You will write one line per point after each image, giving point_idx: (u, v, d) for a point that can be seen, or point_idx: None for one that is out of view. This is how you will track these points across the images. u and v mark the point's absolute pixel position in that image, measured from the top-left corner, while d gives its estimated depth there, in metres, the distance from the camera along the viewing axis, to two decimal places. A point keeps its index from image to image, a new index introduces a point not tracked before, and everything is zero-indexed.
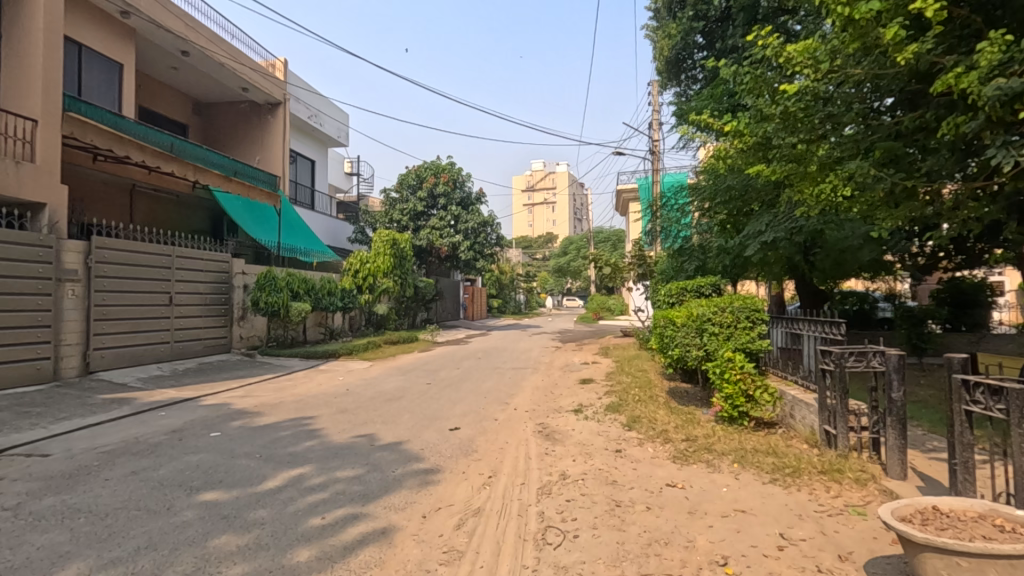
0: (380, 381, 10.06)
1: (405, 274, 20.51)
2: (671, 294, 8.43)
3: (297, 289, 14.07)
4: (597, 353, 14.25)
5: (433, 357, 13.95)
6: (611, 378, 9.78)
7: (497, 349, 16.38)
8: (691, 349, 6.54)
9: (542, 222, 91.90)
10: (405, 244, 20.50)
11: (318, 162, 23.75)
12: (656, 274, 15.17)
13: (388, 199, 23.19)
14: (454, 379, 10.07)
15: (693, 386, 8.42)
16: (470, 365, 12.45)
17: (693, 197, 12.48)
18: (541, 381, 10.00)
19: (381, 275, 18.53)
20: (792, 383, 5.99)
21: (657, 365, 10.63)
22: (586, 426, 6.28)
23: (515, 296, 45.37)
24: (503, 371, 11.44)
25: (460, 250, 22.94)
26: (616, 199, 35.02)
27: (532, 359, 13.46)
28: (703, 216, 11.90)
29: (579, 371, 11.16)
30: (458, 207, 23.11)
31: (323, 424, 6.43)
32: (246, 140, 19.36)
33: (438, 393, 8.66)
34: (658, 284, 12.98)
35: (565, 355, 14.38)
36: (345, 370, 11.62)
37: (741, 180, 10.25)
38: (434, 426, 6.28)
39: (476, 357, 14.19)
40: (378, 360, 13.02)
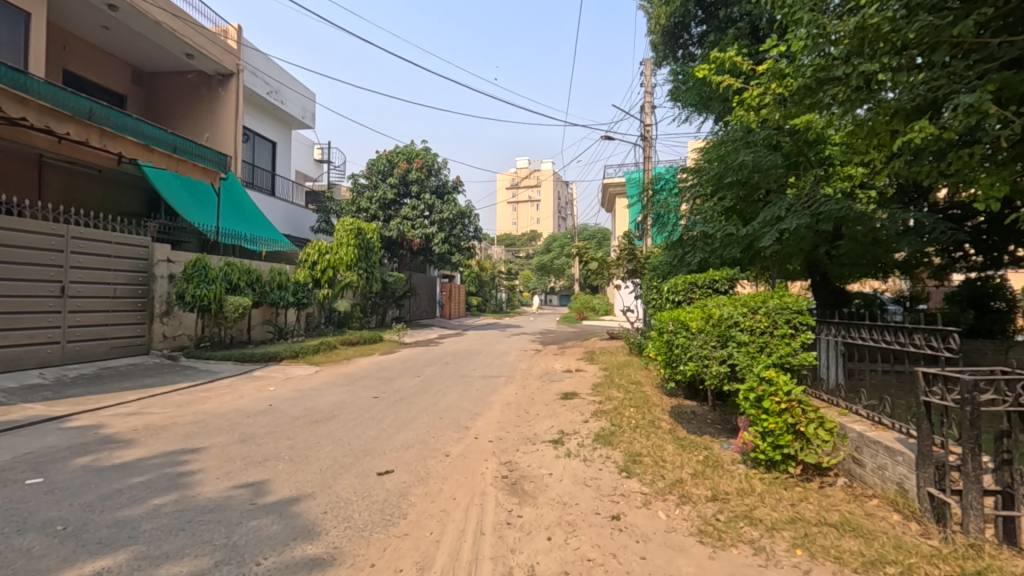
0: (318, 393, 8.22)
1: (371, 267, 18.78)
2: (674, 291, 6.73)
3: (237, 281, 12.16)
4: (581, 360, 12.55)
5: (394, 362, 12.11)
6: (599, 393, 8.08)
7: (470, 352, 14.57)
8: (709, 365, 4.84)
9: (525, 219, 90.13)
10: (371, 235, 18.81)
11: (280, 144, 21.73)
12: (649, 271, 13.56)
13: (356, 185, 21.28)
14: (409, 392, 8.28)
15: (702, 408, 6.74)
16: (434, 372, 10.64)
17: (692, 181, 10.87)
18: (515, 394, 8.29)
19: (343, 268, 16.85)
20: (848, 412, 4.35)
21: (653, 376, 8.95)
22: (567, 468, 4.58)
23: (496, 295, 43.55)
24: (470, 380, 9.66)
25: (434, 243, 21.10)
26: (603, 194, 33.45)
27: (508, 366, 11.71)
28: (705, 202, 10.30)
29: (561, 381, 9.43)
30: (432, 196, 21.31)
31: (202, 464, 4.62)
32: (194, 115, 17.34)
33: (383, 412, 6.88)
34: (652, 283, 11.27)
35: (546, 361, 12.70)
36: (282, 377, 9.74)
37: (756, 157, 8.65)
38: (357, 470, 4.51)
39: (444, 362, 12.38)
40: (327, 365, 11.20)
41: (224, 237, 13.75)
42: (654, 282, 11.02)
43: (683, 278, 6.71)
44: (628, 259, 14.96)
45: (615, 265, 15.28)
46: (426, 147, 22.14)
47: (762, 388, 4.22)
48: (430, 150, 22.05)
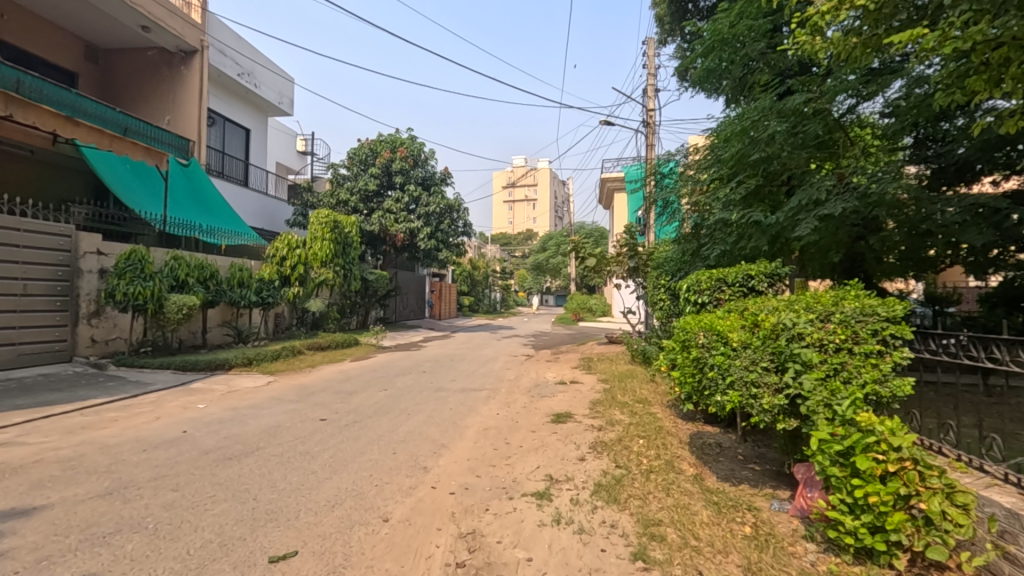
0: (257, 413, 6.73)
1: (348, 263, 17.36)
2: (696, 290, 5.24)
3: (185, 278, 10.68)
4: (576, 368, 11.10)
5: (363, 371, 10.64)
6: (598, 414, 6.62)
7: (453, 358, 13.14)
8: (759, 396, 3.40)
9: (521, 218, 88.61)
10: (350, 228, 17.30)
11: (254, 131, 20.21)
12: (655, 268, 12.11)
13: (335, 175, 19.78)
14: (367, 412, 6.79)
15: (732, 442, 5.29)
16: (406, 383, 9.16)
17: (700, 163, 9.40)
18: (498, 415, 6.81)
19: (317, 264, 15.56)
20: (972, 470, 2.92)
21: (662, 392, 7.50)
22: (555, 550, 3.12)
23: (490, 294, 42.09)
24: (446, 395, 8.17)
25: (419, 238, 19.60)
26: (601, 190, 32.11)
27: (493, 376, 10.23)
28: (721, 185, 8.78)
29: (553, 397, 7.97)
30: (418, 188, 19.82)
31: (17, 540, 3.13)
32: (154, 97, 15.86)
33: (324, 442, 5.39)
34: (657, 285, 9.74)
35: (538, 369, 11.23)
36: (223, 390, 8.25)
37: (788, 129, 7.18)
38: (243, 553, 3.04)
39: (421, 370, 10.91)
40: (284, 374, 9.71)
41: (174, 229, 12.19)
42: (661, 282, 9.50)
43: (706, 272, 5.25)
44: (630, 255, 13.47)
45: (616, 260, 13.77)
46: (411, 136, 20.68)
47: (851, 437, 2.77)
48: (415, 139, 20.60)
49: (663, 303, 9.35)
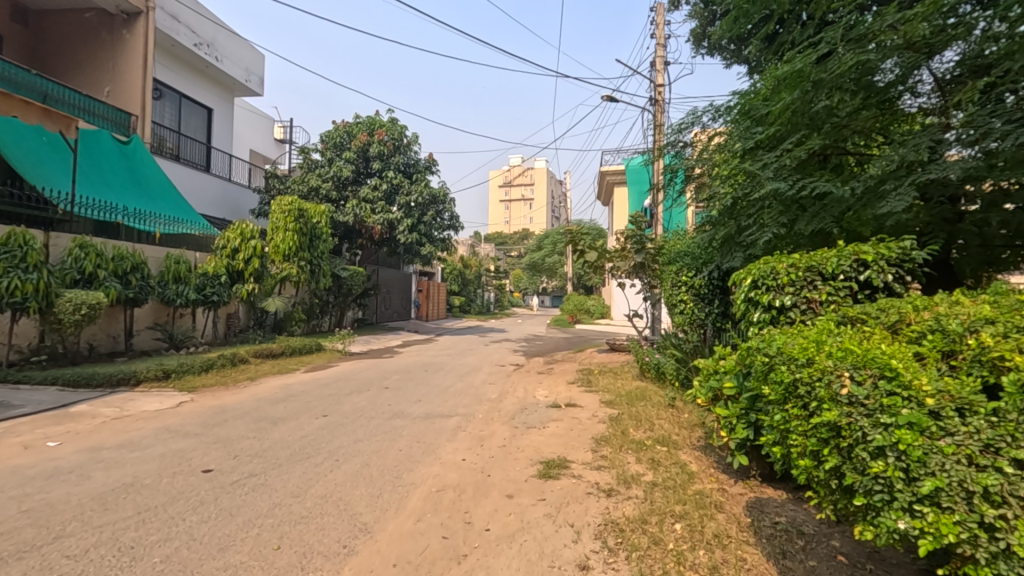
0: (123, 457, 4.74)
1: (315, 257, 15.41)
2: (770, 286, 3.39)
3: (93, 271, 8.75)
4: (573, 384, 9.15)
5: (312, 386, 8.66)
6: (604, 462, 4.68)
7: (428, 368, 11.17)
8: (1001, 530, 1.81)
9: (517, 218, 86.68)
10: (317, 219, 15.56)
11: (218, 111, 18.23)
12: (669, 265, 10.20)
13: (306, 160, 17.76)
14: (279, 456, 4.81)
15: (815, 527, 3.31)
16: (357, 406, 7.16)
17: (720, 132, 7.43)
18: (464, 461, 4.86)
19: (278, 258, 14.16)
20: None
21: (690, 428, 5.58)
22: None
23: (482, 294, 40.18)
24: (402, 425, 6.19)
25: (399, 231, 17.63)
26: (600, 184, 30.27)
27: (470, 394, 8.27)
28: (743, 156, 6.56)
29: (543, 429, 6.02)
30: (399, 175, 17.88)
31: None
32: (93, 65, 13.85)
33: (178, 520, 3.43)
34: (675, 285, 7.77)
35: (527, 385, 9.30)
36: (109, 416, 6.25)
37: (857, 65, 5.11)
38: None
39: (384, 385, 8.92)
40: (209, 392, 7.72)
41: (83, 209, 10.32)
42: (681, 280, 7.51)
43: (784, 259, 3.44)
44: (637, 250, 11.43)
45: (621, 256, 11.75)
46: (392, 118, 18.76)
47: None
48: (397, 122, 18.68)
49: (685, 308, 7.38)
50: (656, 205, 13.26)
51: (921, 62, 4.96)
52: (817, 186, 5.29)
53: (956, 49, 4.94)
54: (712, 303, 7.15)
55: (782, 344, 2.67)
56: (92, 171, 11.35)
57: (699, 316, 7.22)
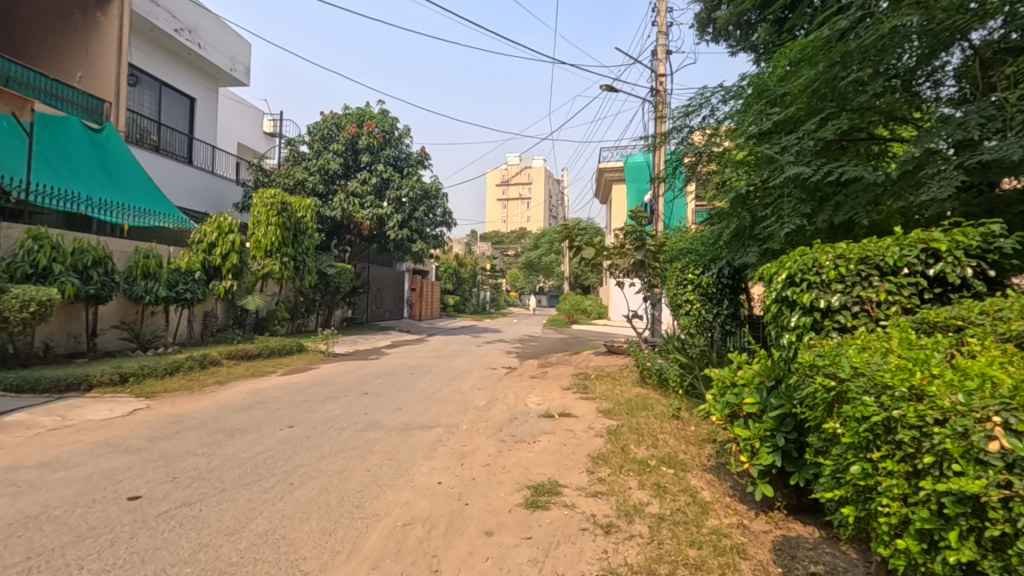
0: (40, 478, 4.06)
1: (299, 253, 14.71)
2: (816, 279, 3.09)
3: (48, 264, 8.08)
4: (569, 390, 8.50)
5: (285, 391, 7.97)
6: (602, 488, 4.03)
7: (414, 371, 10.50)
8: None
9: (514, 216, 86.00)
10: (302, 213, 14.88)
11: (201, 101, 17.51)
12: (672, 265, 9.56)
13: (293, 152, 17.04)
14: (225, 479, 4.14)
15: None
16: (328, 416, 6.46)
17: (725, 118, 6.80)
18: (440, 484, 4.22)
19: (259, 254, 13.60)
20: None
21: (698, 446, 4.94)
22: None
23: (478, 293, 39.47)
24: (376, 438, 5.51)
25: (388, 226, 16.95)
26: (599, 181, 29.62)
27: (455, 401, 7.61)
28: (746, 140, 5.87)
29: (533, 445, 5.36)
30: (389, 168, 17.21)
31: None
32: (64, 49, 13.15)
33: (73, 570, 2.76)
34: (672, 284, 7.01)
35: (518, 390, 8.65)
36: (46, 426, 5.56)
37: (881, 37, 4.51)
38: None
39: (364, 390, 8.23)
40: (168, 398, 7.03)
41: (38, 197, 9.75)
42: (679, 277, 6.79)
43: (828, 249, 3.14)
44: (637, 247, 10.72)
45: (621, 254, 11.00)
46: (383, 110, 18.08)
47: None
48: (388, 114, 18.02)
49: (687, 310, 6.60)
50: (657, 200, 12.59)
51: (968, 28, 4.26)
52: (845, 171, 4.61)
53: (991, 23, 4.34)
54: (720, 304, 6.53)
55: (865, 365, 2.26)
56: (46, 156, 10.60)
57: (704, 319, 6.49)
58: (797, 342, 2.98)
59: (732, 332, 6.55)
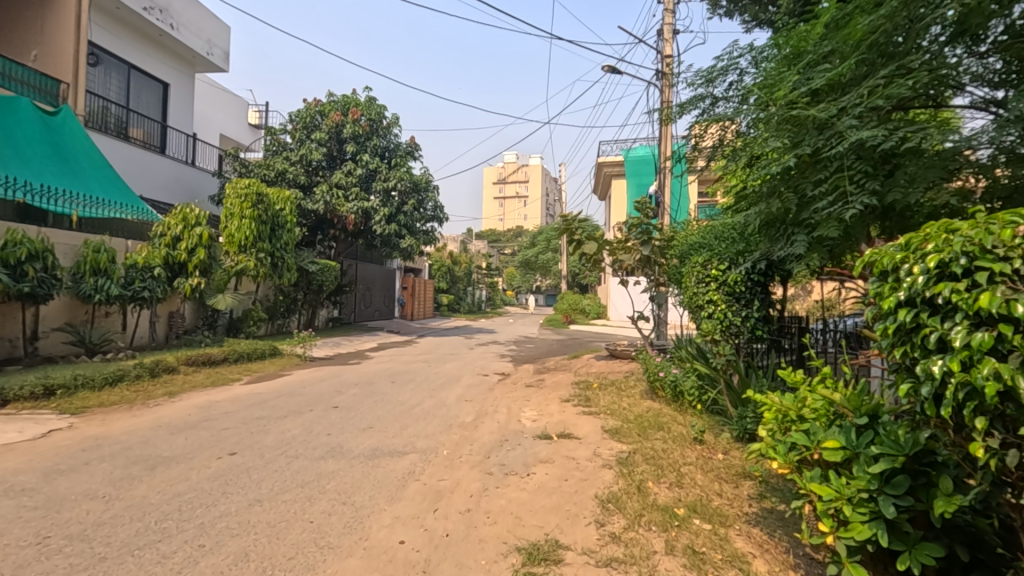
0: None
1: (277, 249, 13.65)
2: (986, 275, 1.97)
3: None
4: (568, 403, 7.48)
5: (242, 404, 6.92)
6: (618, 555, 3.01)
7: (396, 379, 9.48)
8: None
9: (511, 215, 85.25)
10: (280, 205, 13.83)
11: (175, 87, 16.41)
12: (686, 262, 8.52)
13: (273, 141, 15.93)
14: (112, 540, 3.08)
15: None
16: (283, 438, 5.42)
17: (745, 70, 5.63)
18: (403, 544, 3.18)
19: (232, 249, 12.57)
20: None
21: (734, 487, 3.93)
22: None
23: (473, 292, 38.47)
24: (333, 470, 4.47)
25: (375, 221, 15.89)
26: (598, 176, 28.62)
27: (438, 417, 6.56)
28: (775, 99, 4.68)
29: (527, 480, 4.33)
30: (376, 159, 16.18)
31: None
32: (19, 25, 12.08)
33: None
34: (688, 282, 5.96)
35: (511, 402, 7.61)
36: None
37: None
38: None
39: (334, 403, 7.19)
40: (99, 416, 5.96)
41: None
42: (697, 273, 5.76)
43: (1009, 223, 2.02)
44: (644, 242, 9.70)
45: (626, 249, 9.98)
46: (370, 97, 17.04)
47: None
48: (375, 101, 16.98)
49: (708, 313, 5.53)
50: (663, 192, 11.58)
51: None
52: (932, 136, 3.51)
53: None
54: (750, 304, 5.50)
55: None
56: None
57: (730, 323, 5.44)
58: (968, 384, 1.91)
59: (762, 336, 5.54)
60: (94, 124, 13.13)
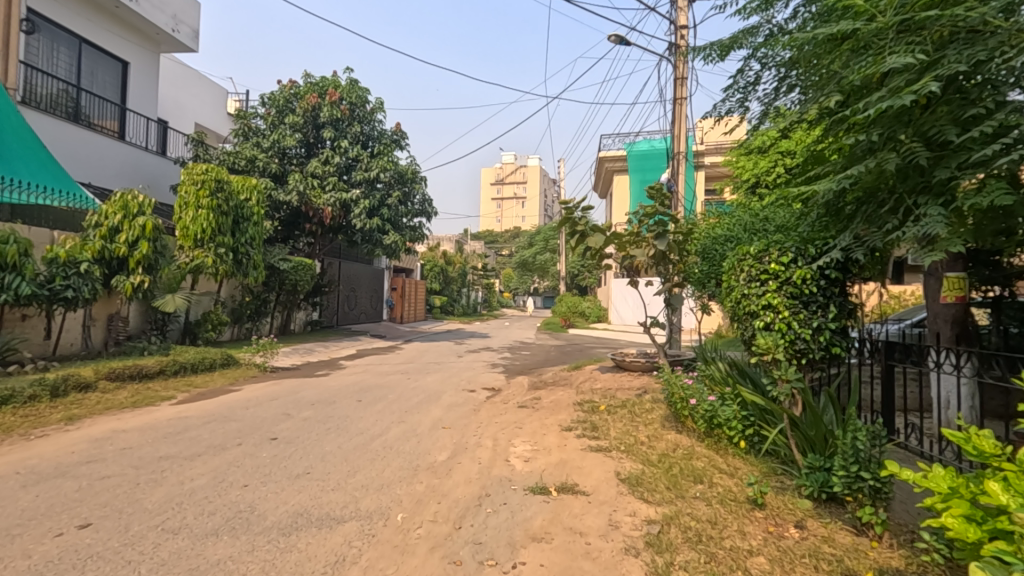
0: None
1: (238, 244, 12.10)
2: None
3: None
4: (570, 432, 5.98)
5: (155, 434, 5.43)
6: None
7: (365, 396, 7.98)
8: None
9: (509, 216, 83.88)
10: (245, 194, 12.34)
11: (137, 66, 14.89)
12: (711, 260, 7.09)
13: (243, 125, 14.41)
14: None
15: None
16: (179, 493, 3.93)
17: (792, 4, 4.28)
18: None
19: (187, 244, 11.10)
20: None
21: None
22: None
23: (468, 293, 37.10)
24: (220, 560, 2.97)
25: (354, 214, 14.40)
26: (599, 172, 27.25)
27: (401, 456, 5.06)
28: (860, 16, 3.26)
29: None
30: (357, 146, 14.73)
31: None
32: None
33: None
34: (731, 281, 4.46)
35: (498, 431, 6.11)
36: None
37: None
38: None
39: (275, 433, 5.68)
40: None
41: None
42: (744, 269, 4.28)
43: None
44: (658, 236, 8.23)
45: (639, 244, 8.43)
46: (351, 79, 15.58)
47: None
48: (356, 83, 15.51)
49: (763, 322, 4.01)
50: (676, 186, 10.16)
51: None
52: None
53: None
54: (823, 310, 3.98)
55: None
56: None
57: (795, 338, 3.92)
58: None
59: (840, 355, 4.01)
60: (32, 102, 11.61)
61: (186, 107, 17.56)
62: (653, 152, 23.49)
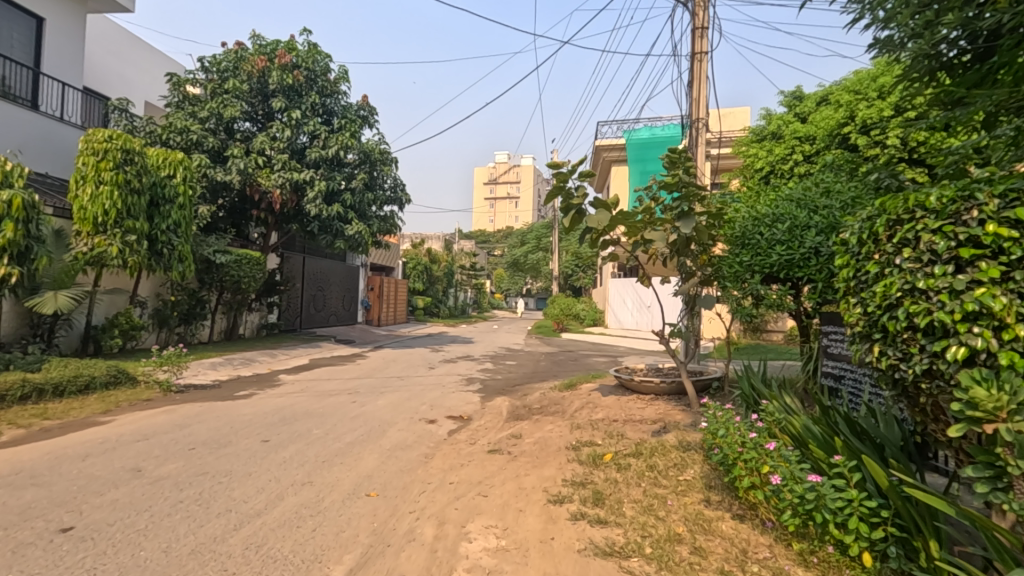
0: None
1: (155, 230, 9.87)
2: None
3: None
4: (563, 508, 3.83)
5: None
6: None
7: (279, 431, 5.76)
8: None
9: (502, 215, 81.83)
10: (167, 171, 10.15)
11: (56, 23, 12.57)
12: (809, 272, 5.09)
13: (178, 92, 12.17)
14: None
15: None
16: None
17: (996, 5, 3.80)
18: None
19: (85, 229, 8.90)
20: None
21: None
22: None
23: (457, 294, 35.01)
24: None
25: (308, 198, 12.22)
26: (596, 163, 25.19)
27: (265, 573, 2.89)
28: None
29: None
30: (313, 119, 12.60)
31: None
32: None
33: None
34: (866, 264, 2.37)
35: (452, 503, 3.96)
36: None
37: None
38: None
39: (76, 516, 3.46)
40: None
41: None
42: (905, 237, 2.19)
43: None
44: (680, 216, 6.16)
45: (654, 226, 6.32)
46: (309, 42, 13.40)
47: None
48: (315, 48, 13.32)
49: (964, 351, 1.92)
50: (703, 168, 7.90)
51: None
52: None
53: None
54: None
55: None
56: None
57: None
58: None
59: None
60: None
61: (132, 83, 15.21)
62: (654, 139, 21.49)
